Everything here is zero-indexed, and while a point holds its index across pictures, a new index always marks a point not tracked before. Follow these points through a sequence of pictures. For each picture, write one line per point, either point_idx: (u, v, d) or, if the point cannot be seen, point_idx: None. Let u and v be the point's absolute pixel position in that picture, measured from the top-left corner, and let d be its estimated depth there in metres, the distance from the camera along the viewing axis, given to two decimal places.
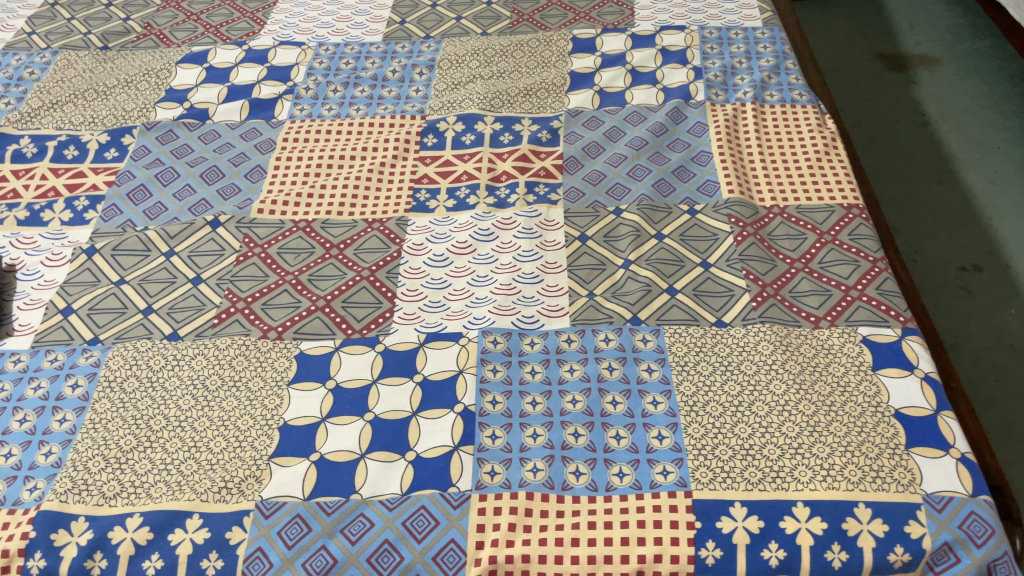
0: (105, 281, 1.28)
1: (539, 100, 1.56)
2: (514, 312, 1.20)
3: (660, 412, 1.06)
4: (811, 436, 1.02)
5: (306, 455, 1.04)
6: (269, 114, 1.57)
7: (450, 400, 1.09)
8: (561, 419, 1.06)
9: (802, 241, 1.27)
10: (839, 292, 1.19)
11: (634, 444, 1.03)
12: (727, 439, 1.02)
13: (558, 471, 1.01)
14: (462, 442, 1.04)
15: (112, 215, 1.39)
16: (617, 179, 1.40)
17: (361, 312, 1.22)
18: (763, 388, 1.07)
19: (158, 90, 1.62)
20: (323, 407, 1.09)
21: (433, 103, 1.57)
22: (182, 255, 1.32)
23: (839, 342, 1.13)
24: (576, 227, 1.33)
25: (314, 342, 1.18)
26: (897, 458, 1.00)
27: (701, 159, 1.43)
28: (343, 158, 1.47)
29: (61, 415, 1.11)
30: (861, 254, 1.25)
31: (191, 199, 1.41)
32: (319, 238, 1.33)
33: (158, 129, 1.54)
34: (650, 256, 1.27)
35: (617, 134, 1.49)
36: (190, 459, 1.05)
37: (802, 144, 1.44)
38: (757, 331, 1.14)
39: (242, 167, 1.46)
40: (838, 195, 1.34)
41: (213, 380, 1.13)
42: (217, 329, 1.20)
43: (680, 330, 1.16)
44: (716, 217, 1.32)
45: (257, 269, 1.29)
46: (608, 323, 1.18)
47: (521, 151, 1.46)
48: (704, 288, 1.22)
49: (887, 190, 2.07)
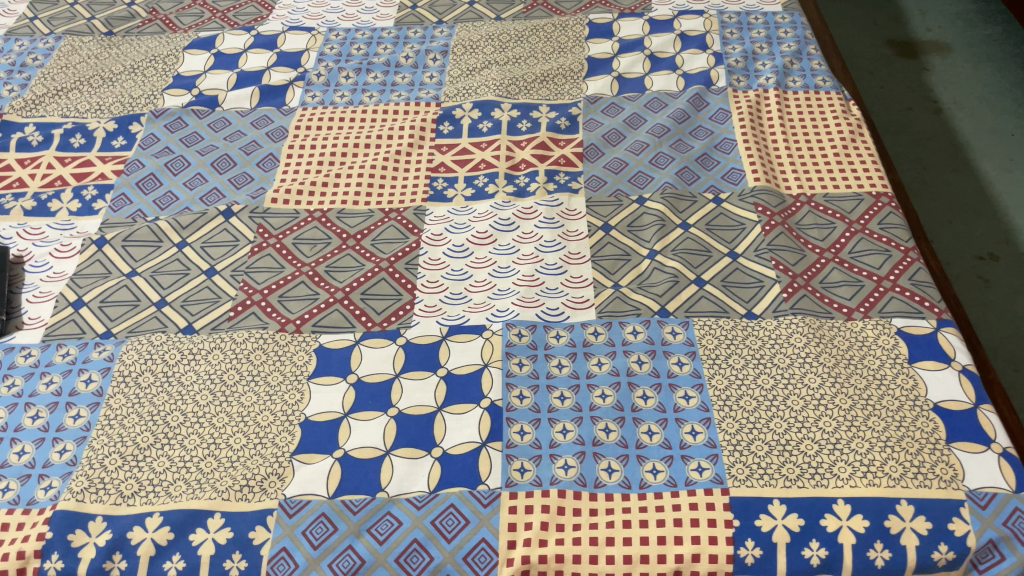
0: (116, 273, 1.25)
1: (556, 86, 1.53)
2: (539, 303, 1.17)
3: (692, 407, 1.03)
4: (849, 431, 0.99)
5: (329, 451, 1.02)
6: (280, 101, 1.53)
7: (476, 395, 1.06)
8: (591, 415, 1.03)
9: (830, 230, 1.25)
10: (871, 282, 1.17)
11: (667, 440, 1.00)
12: (763, 434, 1.00)
13: (590, 468, 0.98)
14: (489, 438, 1.01)
15: (122, 205, 1.36)
16: (639, 167, 1.37)
17: (380, 304, 1.19)
18: (798, 381, 1.05)
19: (165, 77, 1.58)
20: (345, 402, 1.07)
21: (448, 90, 1.53)
22: (195, 246, 1.29)
23: (874, 334, 1.10)
24: (599, 216, 1.30)
25: (334, 335, 1.15)
26: (939, 453, 0.97)
27: (725, 147, 1.39)
28: (357, 146, 1.43)
29: (75, 410, 1.07)
30: (892, 243, 1.22)
31: (202, 188, 1.38)
32: (336, 228, 1.30)
33: (166, 117, 1.50)
34: (676, 246, 1.24)
35: (638, 121, 1.45)
36: (209, 456, 1.02)
37: (828, 131, 1.41)
38: (790, 323, 1.12)
39: (254, 155, 1.43)
40: (866, 183, 1.32)
41: (231, 375, 1.11)
42: (233, 322, 1.17)
43: (710, 322, 1.13)
44: (742, 206, 1.29)
45: (272, 260, 1.26)
46: (636, 314, 1.15)
47: (539, 138, 1.43)
48: (733, 278, 1.19)
49: (903, 178, 2.04)
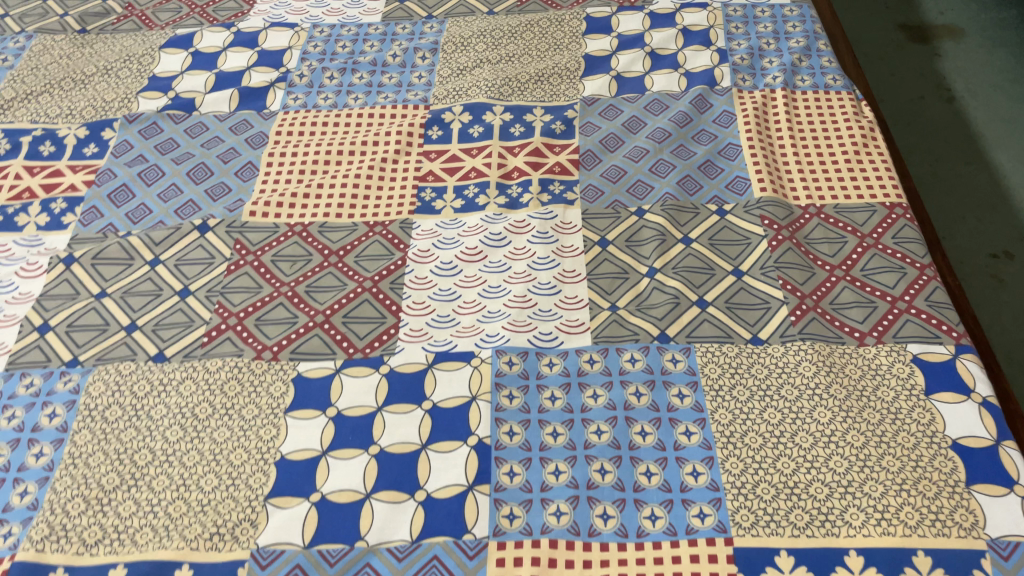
0: (84, 294, 1.19)
1: (551, 86, 1.45)
2: (531, 328, 1.10)
3: (694, 444, 0.97)
4: (862, 473, 0.93)
5: (306, 495, 0.95)
6: (260, 104, 1.45)
7: (463, 432, 0.99)
8: (585, 454, 0.96)
9: (841, 245, 1.17)
10: (885, 303, 1.10)
11: (666, 482, 0.93)
12: (769, 476, 0.93)
13: (583, 515, 0.91)
14: (476, 480, 0.95)
15: (93, 219, 1.29)
16: (638, 176, 1.29)
17: (363, 328, 1.12)
18: (807, 416, 0.98)
19: (140, 78, 1.50)
20: (323, 439, 1.00)
21: (437, 91, 1.45)
22: (169, 264, 1.22)
23: (888, 362, 1.03)
24: (595, 230, 1.22)
25: (314, 363, 1.08)
26: (957, 498, 0.90)
27: (729, 153, 1.32)
28: (340, 153, 1.36)
29: (38, 448, 1.02)
30: (908, 260, 1.14)
31: (177, 199, 1.30)
32: (317, 244, 1.23)
33: (141, 122, 1.42)
34: (677, 263, 1.17)
35: (637, 125, 1.38)
36: (179, 500, 0.96)
37: (839, 134, 1.33)
38: (798, 350, 1.05)
39: (232, 164, 1.35)
40: (879, 193, 1.24)
41: (203, 409, 1.04)
42: (206, 349, 1.11)
43: (713, 348, 1.06)
44: (748, 218, 1.21)
45: (250, 279, 1.19)
46: (634, 340, 1.08)
47: (533, 144, 1.35)
48: (737, 299, 1.12)
49: (915, 172, 1.95)
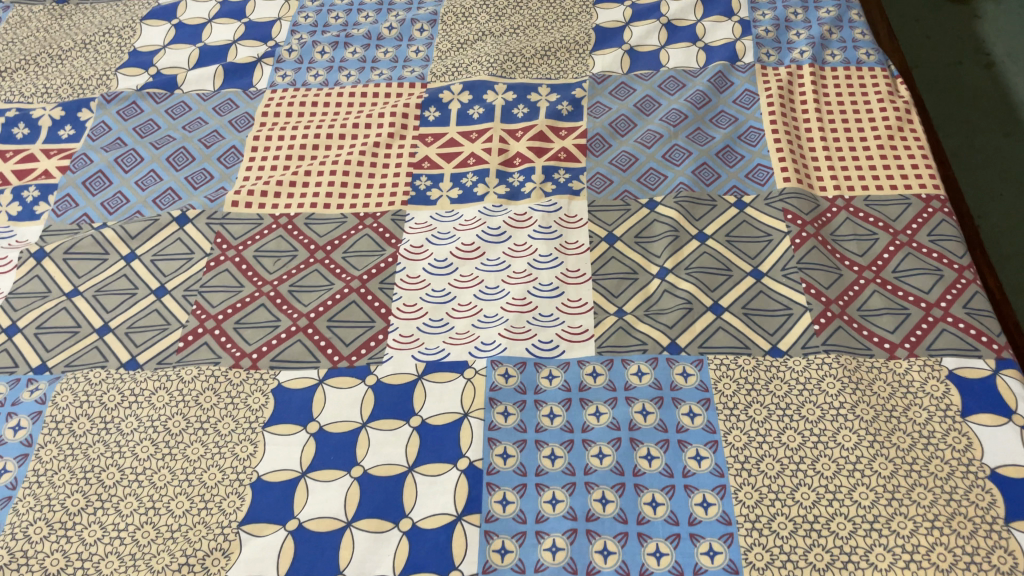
0: (56, 291, 1.11)
1: (559, 62, 1.35)
2: (530, 335, 1.01)
3: (704, 471, 0.88)
4: (889, 507, 0.84)
5: (282, 522, 0.88)
6: (246, 82, 1.36)
7: (453, 454, 0.91)
8: (585, 480, 0.88)
9: (872, 243, 1.07)
10: (919, 310, 1.00)
11: (673, 514, 0.85)
12: (786, 509, 0.85)
13: (581, 550, 0.83)
14: (466, 510, 0.87)
15: (67, 208, 1.21)
16: (650, 163, 1.19)
17: (349, 333, 1.04)
18: (830, 441, 0.89)
19: (120, 53, 1.41)
20: (304, 458, 0.93)
21: (436, 67, 1.35)
22: (145, 259, 1.14)
23: (920, 378, 0.94)
24: (602, 225, 1.13)
25: (296, 372, 1.01)
26: (995, 538, 0.82)
27: (750, 137, 1.21)
28: (330, 137, 1.26)
29: (2, 464, 0.95)
30: (944, 260, 1.04)
31: (156, 187, 1.22)
32: (303, 238, 1.15)
33: (119, 101, 1.33)
34: (690, 263, 1.07)
35: (650, 106, 1.27)
36: (147, 524, 0.89)
37: (871, 116, 1.22)
38: (822, 364, 0.95)
39: (214, 148, 1.26)
40: (915, 183, 1.13)
41: (177, 423, 0.97)
42: (182, 355, 1.03)
43: (728, 361, 0.97)
44: (770, 212, 1.11)
45: (230, 277, 1.11)
46: (641, 351, 0.99)
47: (537, 127, 1.25)
48: (756, 304, 1.02)
49: (948, 143, 1.75)
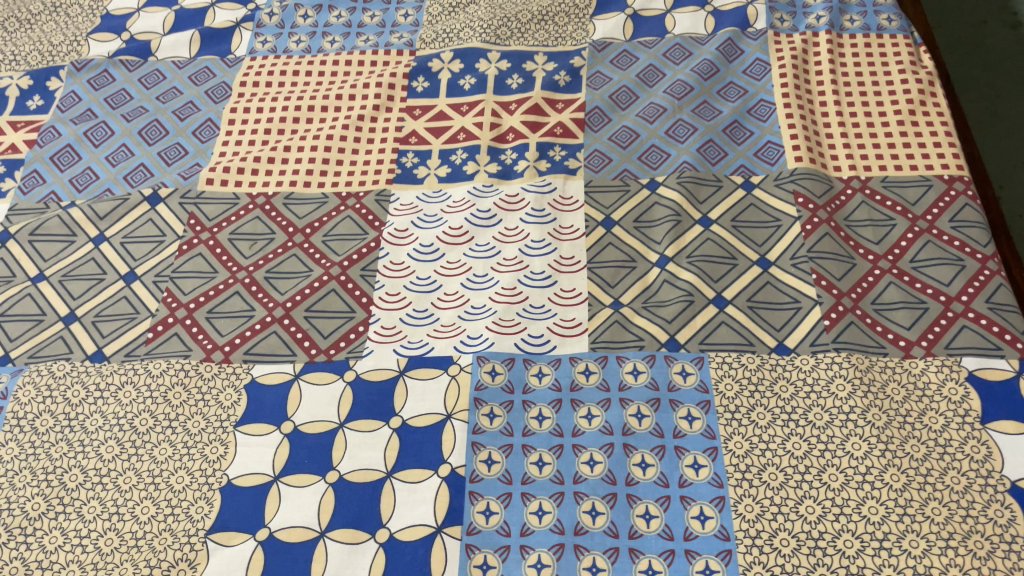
0: (20, 276, 1.05)
1: (557, 28, 1.26)
2: (519, 328, 0.95)
3: (702, 481, 0.82)
4: (901, 524, 0.78)
5: (252, 531, 0.83)
6: (224, 48, 1.28)
7: (434, 459, 0.86)
8: (574, 490, 0.82)
9: (888, 230, 1.00)
10: (938, 304, 0.93)
11: (668, 528, 0.80)
12: (790, 524, 0.79)
13: (568, 567, 0.78)
14: (447, 521, 0.81)
15: (33, 185, 1.14)
16: (652, 140, 1.11)
17: (327, 324, 0.98)
18: (838, 449, 0.83)
19: (92, 17, 1.34)
20: (276, 461, 0.88)
21: (425, 33, 1.27)
22: (114, 241, 1.07)
23: (938, 381, 0.87)
24: (599, 207, 1.05)
25: (270, 367, 0.95)
26: (1014, 560, 0.76)
27: (760, 112, 1.13)
28: (312, 109, 1.18)
29: None
30: (966, 249, 0.97)
31: (127, 163, 1.15)
32: (280, 219, 1.08)
33: (90, 70, 1.26)
34: (693, 251, 1.00)
35: (654, 76, 1.19)
36: (111, 531, 0.84)
37: (892, 89, 1.13)
38: (832, 364, 0.89)
39: (189, 120, 1.19)
40: (937, 164, 1.05)
41: (144, 421, 0.91)
42: (150, 348, 0.97)
43: (731, 359, 0.90)
44: (780, 194, 1.04)
45: (203, 261, 1.04)
46: (637, 348, 0.92)
47: (532, 100, 1.17)
48: (762, 296, 0.95)
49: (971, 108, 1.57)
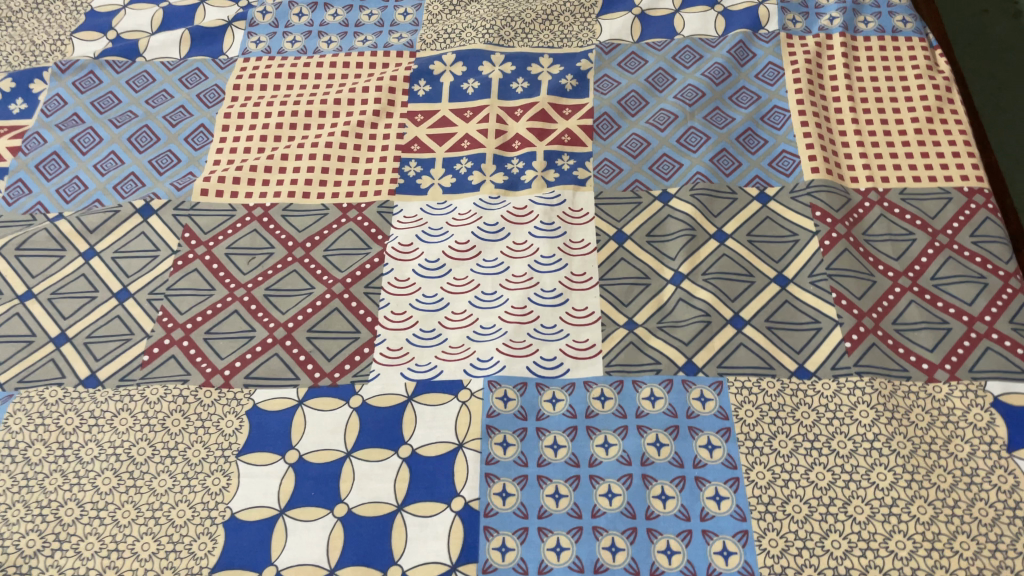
0: (8, 294, 1.01)
1: (562, 28, 1.22)
2: (531, 350, 0.92)
3: (724, 514, 0.80)
4: (930, 559, 0.76)
5: (259, 568, 0.80)
6: (216, 48, 1.23)
7: (446, 492, 0.83)
8: (592, 524, 0.80)
9: (908, 245, 0.97)
10: (961, 324, 0.90)
11: (690, 564, 0.77)
12: (816, 560, 0.77)
13: None
14: (462, 559, 0.79)
15: (19, 195, 1.09)
16: (664, 149, 1.08)
17: (331, 346, 0.94)
18: (862, 479, 0.81)
19: (76, 14, 1.28)
20: (282, 494, 0.84)
21: (426, 33, 1.23)
22: (106, 256, 1.03)
23: (963, 406, 0.85)
24: (610, 221, 1.02)
25: (272, 392, 0.91)
26: None
27: (774, 119, 1.09)
28: (309, 114, 1.14)
29: None
30: (988, 266, 0.94)
31: (117, 171, 1.10)
32: (279, 232, 1.04)
33: (75, 71, 1.21)
34: (709, 267, 0.97)
35: (664, 80, 1.15)
36: (110, 570, 0.81)
37: (909, 96, 1.10)
38: (854, 389, 0.86)
39: (181, 126, 1.14)
40: (957, 174, 1.02)
41: (141, 450, 0.88)
42: (146, 371, 0.93)
43: (750, 384, 0.88)
44: (797, 208, 1.01)
45: (200, 278, 1.00)
46: (654, 372, 0.89)
47: (539, 105, 1.13)
48: (781, 316, 0.93)
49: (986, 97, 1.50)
